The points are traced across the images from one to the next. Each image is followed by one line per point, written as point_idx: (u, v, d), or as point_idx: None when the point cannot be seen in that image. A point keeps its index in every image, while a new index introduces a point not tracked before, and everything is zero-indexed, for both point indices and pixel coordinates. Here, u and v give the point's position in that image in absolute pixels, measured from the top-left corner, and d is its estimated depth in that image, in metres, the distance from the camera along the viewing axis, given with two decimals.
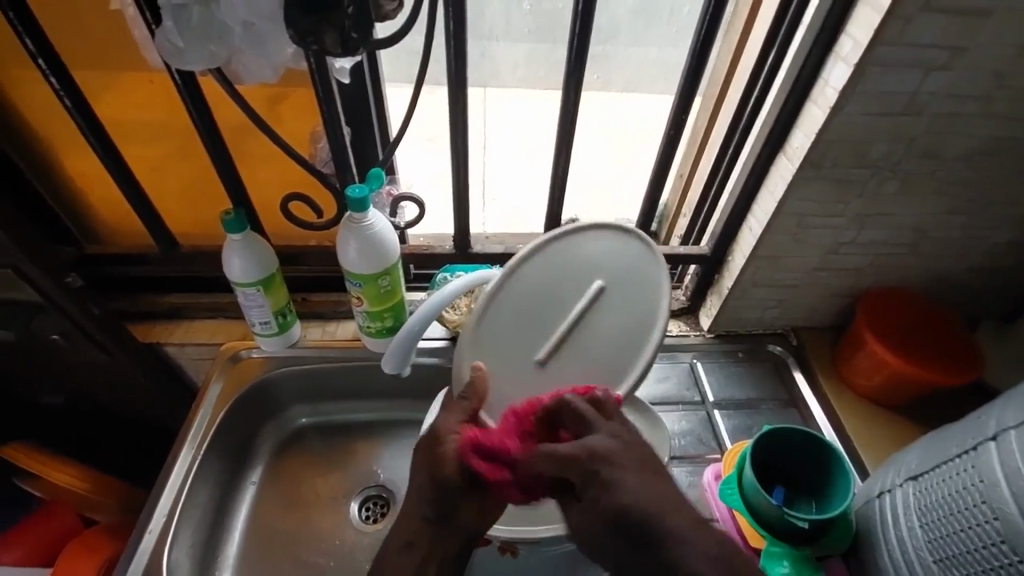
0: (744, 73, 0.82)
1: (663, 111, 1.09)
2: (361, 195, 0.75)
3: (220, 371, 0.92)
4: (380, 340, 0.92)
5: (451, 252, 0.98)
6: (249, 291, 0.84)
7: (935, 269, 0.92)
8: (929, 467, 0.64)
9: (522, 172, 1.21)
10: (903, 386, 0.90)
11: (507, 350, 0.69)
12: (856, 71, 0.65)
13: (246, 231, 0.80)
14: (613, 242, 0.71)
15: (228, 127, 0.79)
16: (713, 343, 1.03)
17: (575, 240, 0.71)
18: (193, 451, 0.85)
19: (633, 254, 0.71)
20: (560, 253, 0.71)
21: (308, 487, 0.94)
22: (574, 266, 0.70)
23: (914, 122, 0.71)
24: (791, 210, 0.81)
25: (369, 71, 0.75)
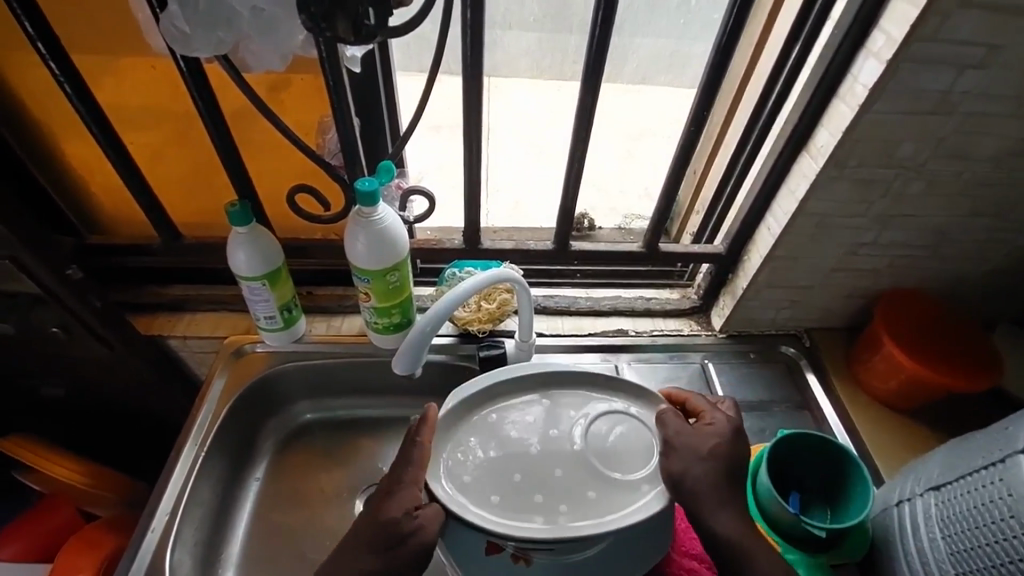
0: (765, 68, 0.80)
1: (678, 104, 1.07)
2: (371, 189, 0.73)
3: (224, 366, 0.91)
4: (387, 336, 0.90)
5: (461, 247, 0.95)
6: (254, 286, 0.82)
7: (954, 272, 0.90)
8: (952, 478, 0.63)
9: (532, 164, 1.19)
10: (919, 390, 0.88)
11: (487, 465, 0.65)
12: (887, 67, 0.63)
13: (251, 224, 0.78)
14: (638, 488, 0.63)
15: (234, 116, 0.77)
16: (725, 344, 1.01)
17: (605, 513, 0.61)
18: (196, 447, 0.83)
19: (640, 460, 0.65)
20: (581, 510, 0.61)
21: (312, 484, 0.92)
22: (590, 491, 0.62)
23: (944, 122, 0.68)
24: (812, 210, 0.79)
25: (381, 60, 0.73)
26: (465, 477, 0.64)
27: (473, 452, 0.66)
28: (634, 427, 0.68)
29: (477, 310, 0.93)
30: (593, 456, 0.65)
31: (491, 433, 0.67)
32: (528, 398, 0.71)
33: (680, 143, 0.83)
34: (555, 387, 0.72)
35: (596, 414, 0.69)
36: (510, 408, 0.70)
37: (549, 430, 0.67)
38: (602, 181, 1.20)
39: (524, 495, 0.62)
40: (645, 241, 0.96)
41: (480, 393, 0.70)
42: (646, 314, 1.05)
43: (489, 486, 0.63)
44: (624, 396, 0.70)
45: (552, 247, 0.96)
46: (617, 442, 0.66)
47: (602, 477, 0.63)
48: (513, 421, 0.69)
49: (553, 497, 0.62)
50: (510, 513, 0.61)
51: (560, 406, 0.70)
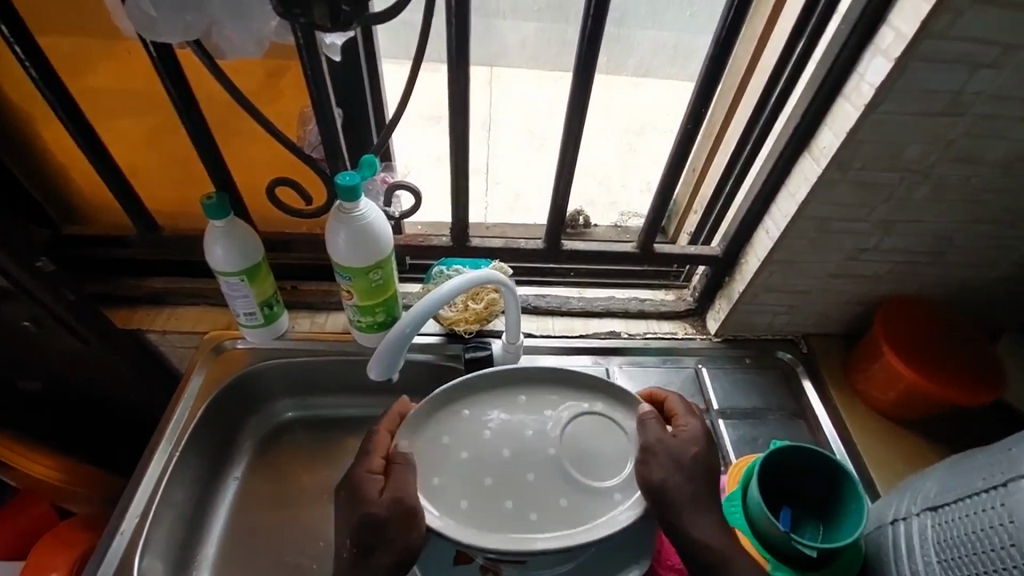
0: (768, 63, 0.76)
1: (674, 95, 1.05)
2: (352, 183, 0.70)
3: (203, 361, 0.89)
4: (370, 334, 0.87)
5: (448, 244, 0.92)
6: (232, 281, 0.79)
7: (957, 279, 0.87)
8: (950, 499, 0.60)
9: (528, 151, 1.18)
10: (917, 401, 0.86)
11: (457, 467, 0.60)
12: (897, 66, 0.59)
13: (228, 217, 0.75)
14: (612, 497, 0.59)
15: (210, 106, 0.73)
16: (719, 348, 0.98)
17: (575, 524, 0.57)
18: (169, 449, 0.81)
19: (615, 467, 0.61)
20: (552, 519, 0.58)
21: (291, 484, 0.90)
22: (563, 499, 0.59)
23: (953, 124, 0.65)
24: (812, 213, 0.76)
25: (365, 47, 0.69)
26: (434, 480, 0.59)
27: (443, 453, 0.61)
28: (609, 430, 0.64)
29: (463, 308, 0.90)
30: (568, 461, 0.61)
31: (463, 432, 0.63)
32: (503, 395, 0.66)
33: (677, 141, 0.79)
34: (532, 384, 0.68)
35: (573, 415, 0.64)
36: (485, 405, 0.65)
37: (524, 430, 0.63)
38: (598, 174, 1.16)
39: (494, 500, 0.59)
40: (640, 241, 0.93)
41: (454, 389, 0.65)
42: (639, 316, 1.02)
43: (458, 491, 0.59)
44: (603, 397, 0.66)
45: (543, 246, 0.93)
46: (593, 446, 0.62)
47: (574, 483, 0.60)
48: (487, 421, 0.64)
49: (523, 504, 0.59)
50: (480, 521, 0.57)
51: (536, 405, 0.66)
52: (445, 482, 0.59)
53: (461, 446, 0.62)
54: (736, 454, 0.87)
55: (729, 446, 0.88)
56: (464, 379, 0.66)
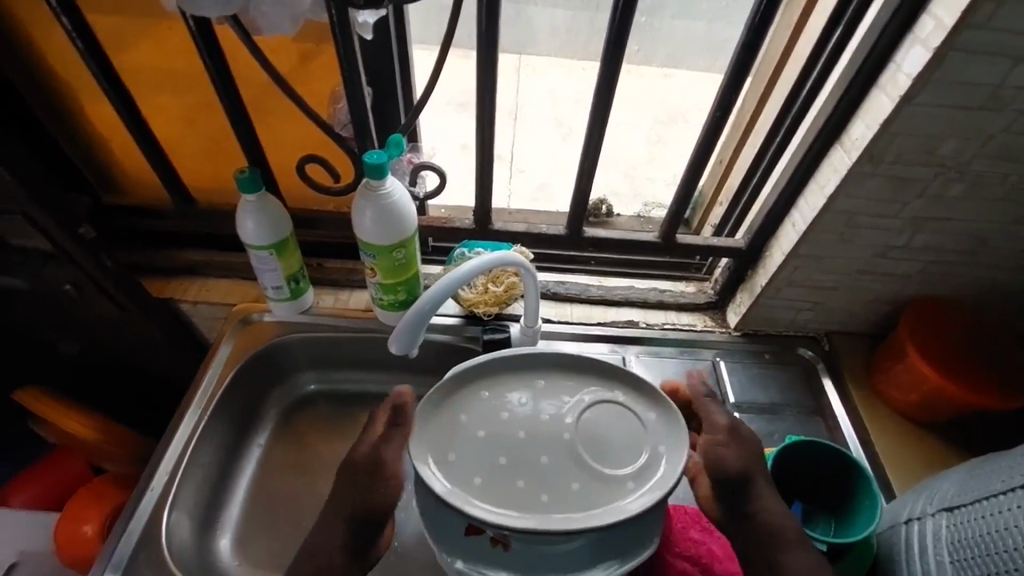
0: (803, 53, 0.75)
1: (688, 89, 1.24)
2: (379, 162, 0.71)
3: (232, 332, 0.92)
4: (392, 312, 0.89)
5: (471, 227, 0.93)
6: (262, 254, 0.82)
7: (988, 281, 0.85)
8: (967, 501, 0.59)
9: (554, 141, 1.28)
10: (941, 404, 0.84)
11: (474, 446, 0.62)
12: (936, 56, 0.58)
13: (260, 192, 0.78)
14: (625, 486, 0.59)
15: (246, 82, 0.75)
16: (738, 342, 0.98)
17: (586, 509, 0.58)
18: (198, 414, 0.84)
19: (629, 457, 0.61)
20: (563, 502, 0.58)
21: (312, 453, 0.93)
22: (576, 484, 0.59)
23: (993, 119, 0.63)
24: (840, 207, 0.74)
25: (396, 27, 0.70)
26: (450, 456, 0.61)
27: (461, 432, 0.63)
28: (626, 420, 0.64)
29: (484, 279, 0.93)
30: (582, 446, 0.62)
31: (482, 412, 0.65)
32: (523, 379, 0.68)
33: (705, 130, 0.78)
34: (552, 371, 0.69)
35: (590, 402, 0.66)
36: (505, 388, 0.67)
37: (541, 414, 0.65)
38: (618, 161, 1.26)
39: (507, 479, 0.60)
40: (662, 232, 0.93)
41: (475, 370, 0.67)
42: (658, 307, 1.02)
43: (473, 468, 0.60)
44: (622, 387, 0.67)
45: (565, 232, 0.94)
46: (608, 433, 0.63)
47: (587, 468, 0.60)
48: (505, 403, 0.66)
49: (535, 485, 0.59)
50: (492, 498, 0.58)
51: (554, 390, 0.67)
52: (460, 460, 0.61)
53: (480, 427, 0.63)
54: None
55: None
56: (486, 361, 0.68)
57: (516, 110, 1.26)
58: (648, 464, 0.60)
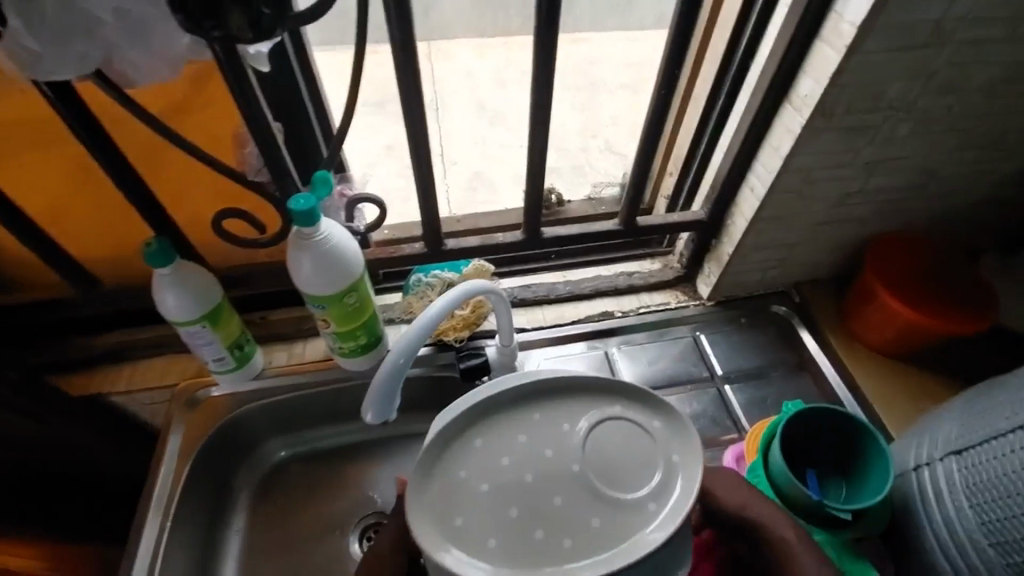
0: (734, 11, 0.72)
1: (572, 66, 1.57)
2: (308, 207, 0.63)
3: (178, 417, 0.82)
4: (355, 358, 0.82)
5: (422, 251, 0.84)
6: (194, 329, 0.72)
7: (940, 208, 0.86)
8: (974, 441, 0.60)
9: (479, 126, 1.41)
10: (916, 337, 0.86)
11: (478, 505, 0.52)
12: (877, 1, 0.55)
13: (174, 261, 0.68)
14: (648, 511, 0.51)
15: (129, 141, 0.64)
16: (714, 311, 0.96)
17: (612, 548, 0.50)
18: (160, 518, 0.75)
19: (646, 476, 0.53)
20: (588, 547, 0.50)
21: (298, 525, 0.85)
22: (598, 523, 0.51)
23: (935, 55, 0.62)
24: (798, 166, 0.72)
25: (295, 50, 0.61)
26: (457, 519, 0.52)
27: (460, 490, 0.54)
28: (633, 436, 0.56)
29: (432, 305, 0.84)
30: (595, 475, 0.53)
31: (479, 462, 0.55)
32: (514, 414, 0.58)
33: (650, 107, 0.74)
34: (544, 397, 0.59)
35: (593, 423, 0.57)
36: (497, 427, 0.57)
37: (544, 450, 0.55)
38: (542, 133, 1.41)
39: (522, 533, 0.51)
40: (621, 218, 0.88)
41: (460, 418, 0.57)
42: (629, 291, 0.99)
43: (482, 529, 0.51)
44: (622, 399, 0.58)
45: (523, 237, 0.87)
46: (619, 454, 0.55)
47: (604, 498, 0.52)
48: (501, 445, 0.56)
49: (554, 532, 0.51)
50: (512, 559, 0.50)
51: (552, 419, 0.57)
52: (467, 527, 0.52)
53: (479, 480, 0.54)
54: (747, 417, 0.87)
55: (739, 410, 0.87)
56: (470, 404, 0.57)
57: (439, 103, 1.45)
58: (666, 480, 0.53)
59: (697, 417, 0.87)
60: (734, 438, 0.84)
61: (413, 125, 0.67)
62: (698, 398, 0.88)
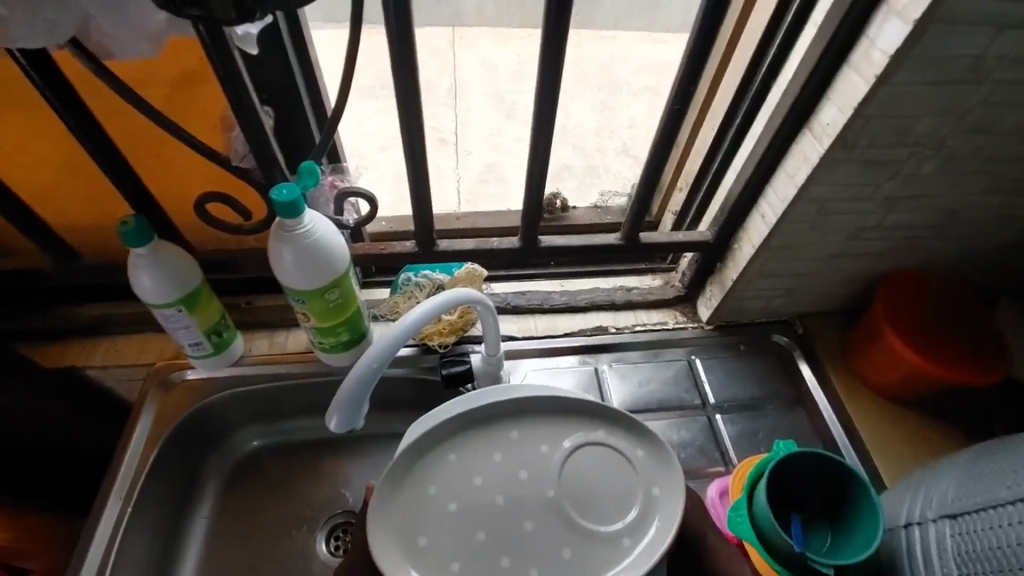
0: (759, 26, 0.67)
1: (596, 61, 1.53)
2: (290, 198, 0.60)
3: (151, 398, 0.80)
4: (336, 354, 0.79)
5: (413, 250, 0.81)
6: (170, 312, 0.70)
7: (960, 250, 0.82)
8: (971, 508, 0.56)
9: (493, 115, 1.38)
10: (921, 384, 0.82)
11: (447, 526, 0.54)
12: (913, 31, 0.51)
13: (151, 242, 0.66)
14: (616, 545, 0.53)
15: (110, 116, 0.61)
16: (712, 335, 0.93)
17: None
18: (121, 503, 0.73)
19: (618, 509, 0.54)
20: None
21: (266, 518, 0.83)
22: (565, 554, 0.52)
23: (971, 92, 0.57)
24: (813, 196, 0.68)
25: (290, 33, 0.58)
26: (423, 539, 0.53)
27: (430, 507, 0.55)
28: (610, 465, 0.56)
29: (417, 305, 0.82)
30: (569, 504, 0.54)
31: (453, 480, 0.56)
32: (492, 433, 0.58)
33: (662, 122, 0.70)
34: (524, 416, 0.59)
35: (572, 449, 0.57)
36: (473, 444, 0.58)
37: (519, 472, 0.56)
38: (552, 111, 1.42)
39: (488, 558, 0.52)
40: (623, 233, 0.85)
41: (436, 433, 0.57)
42: (626, 307, 0.95)
43: (450, 549, 0.53)
44: (603, 425, 0.58)
45: (519, 244, 0.83)
46: (595, 483, 0.55)
47: (577, 529, 0.53)
48: (475, 462, 0.57)
49: (521, 559, 0.52)
50: None
51: (530, 441, 0.57)
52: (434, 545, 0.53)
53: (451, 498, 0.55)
54: (736, 450, 0.83)
55: (728, 442, 0.84)
56: (447, 420, 0.58)
57: (456, 91, 1.42)
58: (641, 515, 0.53)
59: (684, 446, 0.83)
60: (720, 472, 0.81)
61: (409, 121, 0.63)
62: (687, 425, 0.85)
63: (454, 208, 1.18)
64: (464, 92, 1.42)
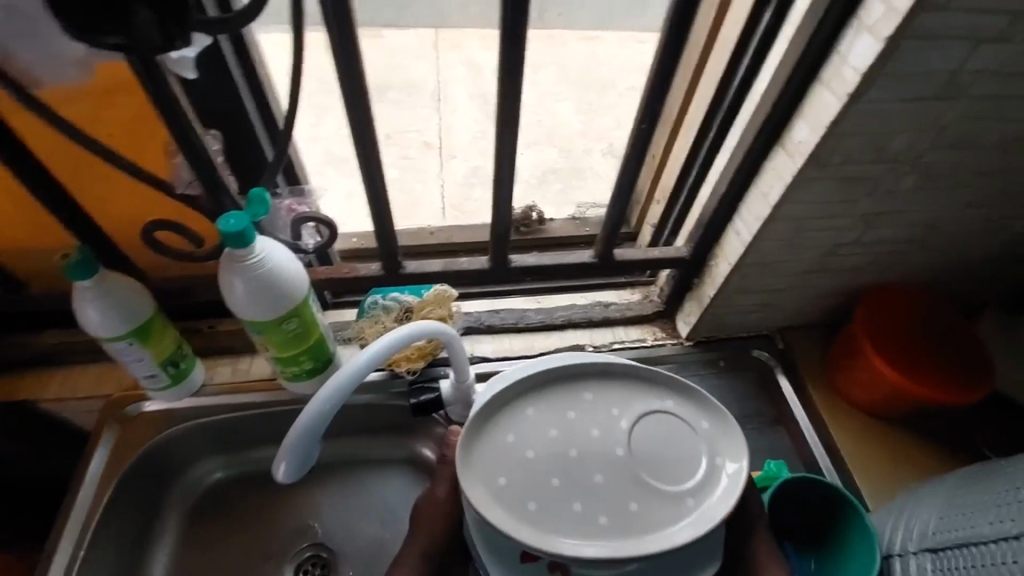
0: (731, 37, 0.65)
1: (578, 62, 1.50)
2: (238, 229, 0.57)
3: (109, 432, 0.77)
4: (300, 383, 0.76)
5: (378, 274, 0.79)
6: (122, 345, 0.66)
7: (941, 263, 0.80)
8: (951, 543, 0.55)
9: (475, 118, 1.36)
10: (902, 402, 0.80)
11: (524, 471, 0.56)
12: (885, 48, 0.48)
13: (98, 274, 0.62)
14: (682, 505, 0.55)
15: (43, 145, 0.58)
16: (691, 352, 0.90)
17: (645, 531, 0.53)
18: (74, 544, 0.70)
19: (683, 475, 0.56)
20: (621, 525, 0.54)
21: (229, 555, 0.79)
22: (633, 508, 0.54)
23: (948, 108, 0.55)
24: (788, 214, 0.66)
25: (234, 53, 0.55)
26: (501, 480, 0.56)
27: (507, 453, 0.57)
28: (676, 432, 0.59)
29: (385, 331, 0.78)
30: (637, 463, 0.57)
31: (531, 431, 0.59)
32: (568, 391, 0.61)
33: (633, 139, 0.67)
34: (596, 378, 0.62)
35: (643, 413, 0.60)
36: (552, 398, 0.61)
37: (591, 429, 0.59)
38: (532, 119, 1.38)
39: (562, 503, 0.55)
40: (597, 251, 0.82)
41: (513, 387, 0.60)
42: (604, 324, 0.93)
43: (525, 492, 0.55)
44: (672, 394, 0.61)
45: (490, 264, 0.81)
46: (663, 449, 0.58)
47: (646, 486, 0.55)
48: (552, 415, 0.60)
49: (592, 506, 0.55)
50: (551, 524, 0.54)
51: (603, 403, 0.60)
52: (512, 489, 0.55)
53: (528, 448, 0.58)
54: None
55: None
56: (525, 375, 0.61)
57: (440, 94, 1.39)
58: (706, 480, 0.56)
59: None
60: None
61: (365, 143, 0.60)
62: None
63: (433, 217, 1.16)
64: (443, 96, 1.39)
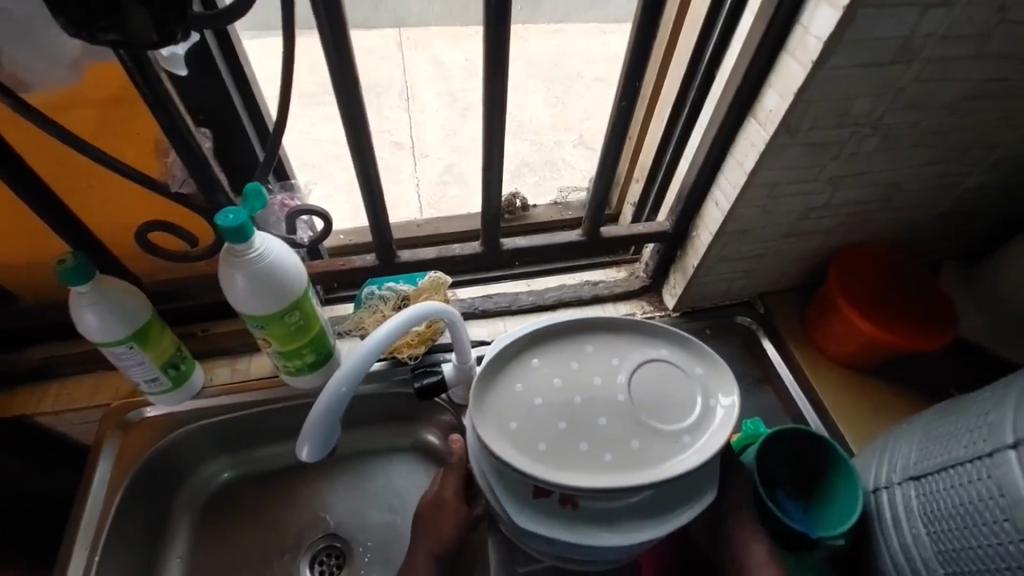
0: (698, 16, 0.68)
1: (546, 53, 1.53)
2: (236, 223, 0.58)
3: (111, 440, 0.76)
4: (302, 377, 0.77)
5: (373, 264, 0.81)
6: (120, 350, 0.66)
7: (904, 221, 0.85)
8: (932, 469, 0.59)
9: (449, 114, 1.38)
10: (876, 351, 0.85)
11: (533, 415, 0.59)
12: (845, 16, 0.52)
13: (93, 279, 0.62)
14: (680, 441, 0.57)
15: (33, 152, 0.58)
16: (679, 322, 0.94)
17: (647, 466, 0.55)
18: (89, 550, 0.69)
19: (679, 416, 0.59)
20: (625, 460, 0.56)
21: (244, 551, 0.80)
22: (635, 446, 0.57)
23: (903, 71, 0.60)
24: (763, 180, 0.70)
25: (220, 49, 0.56)
26: (512, 424, 0.58)
27: (516, 401, 0.60)
28: (671, 378, 0.62)
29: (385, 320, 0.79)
30: (638, 407, 0.60)
31: (538, 381, 0.62)
32: (572, 345, 0.65)
33: (613, 117, 0.70)
34: (596, 333, 0.66)
35: (641, 361, 0.63)
36: (557, 351, 0.64)
37: (593, 377, 0.62)
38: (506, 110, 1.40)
39: (569, 443, 0.57)
40: (585, 229, 0.85)
41: (520, 341, 0.64)
42: (594, 302, 0.96)
43: (535, 435, 0.57)
44: (667, 345, 0.65)
45: (481, 249, 0.83)
46: (661, 394, 0.61)
47: (646, 426, 0.58)
48: (557, 366, 0.63)
49: (597, 445, 0.57)
50: (559, 461, 0.56)
51: (604, 354, 0.64)
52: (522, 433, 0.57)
53: (536, 396, 0.60)
54: None
55: None
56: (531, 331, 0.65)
57: (408, 96, 1.40)
58: (701, 419, 0.59)
59: None
60: None
61: (356, 133, 0.62)
62: None
63: (415, 212, 1.18)
64: (414, 95, 1.40)
